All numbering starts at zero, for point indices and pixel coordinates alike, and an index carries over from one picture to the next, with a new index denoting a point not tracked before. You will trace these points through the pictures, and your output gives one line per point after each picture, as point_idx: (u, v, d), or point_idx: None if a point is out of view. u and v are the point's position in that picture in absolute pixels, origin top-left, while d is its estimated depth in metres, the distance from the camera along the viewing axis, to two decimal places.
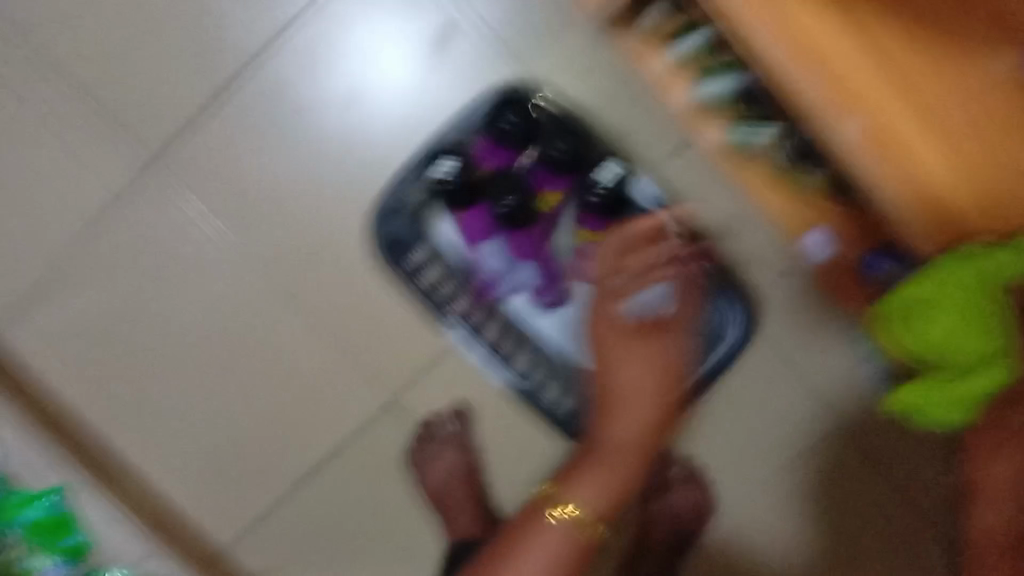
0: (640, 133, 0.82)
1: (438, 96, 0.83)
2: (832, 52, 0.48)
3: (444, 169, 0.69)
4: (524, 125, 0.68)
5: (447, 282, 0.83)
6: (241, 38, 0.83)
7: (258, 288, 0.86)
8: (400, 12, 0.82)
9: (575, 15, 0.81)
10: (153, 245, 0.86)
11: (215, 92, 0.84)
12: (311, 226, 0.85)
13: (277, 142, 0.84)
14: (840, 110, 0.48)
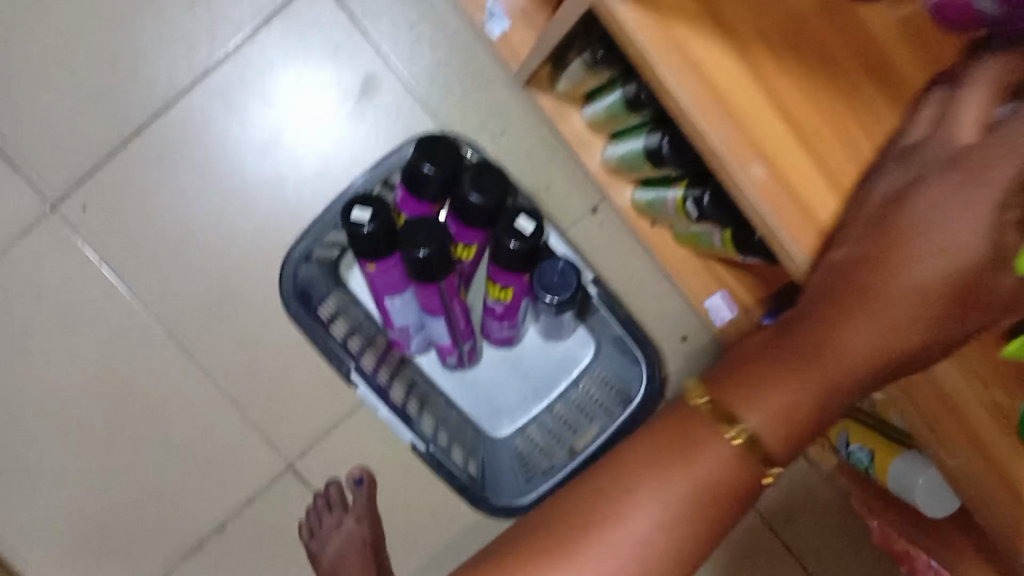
0: (553, 194, 0.86)
1: (359, 150, 0.84)
2: (752, 104, 0.42)
3: (359, 215, 0.67)
4: (443, 170, 0.67)
5: (355, 338, 0.78)
6: (155, 84, 0.82)
7: (161, 343, 0.84)
8: (321, 67, 0.82)
9: (495, 79, 0.84)
10: (50, 296, 0.82)
11: (125, 138, 0.82)
12: (221, 276, 0.84)
13: (189, 189, 0.83)
14: (748, 163, 0.42)
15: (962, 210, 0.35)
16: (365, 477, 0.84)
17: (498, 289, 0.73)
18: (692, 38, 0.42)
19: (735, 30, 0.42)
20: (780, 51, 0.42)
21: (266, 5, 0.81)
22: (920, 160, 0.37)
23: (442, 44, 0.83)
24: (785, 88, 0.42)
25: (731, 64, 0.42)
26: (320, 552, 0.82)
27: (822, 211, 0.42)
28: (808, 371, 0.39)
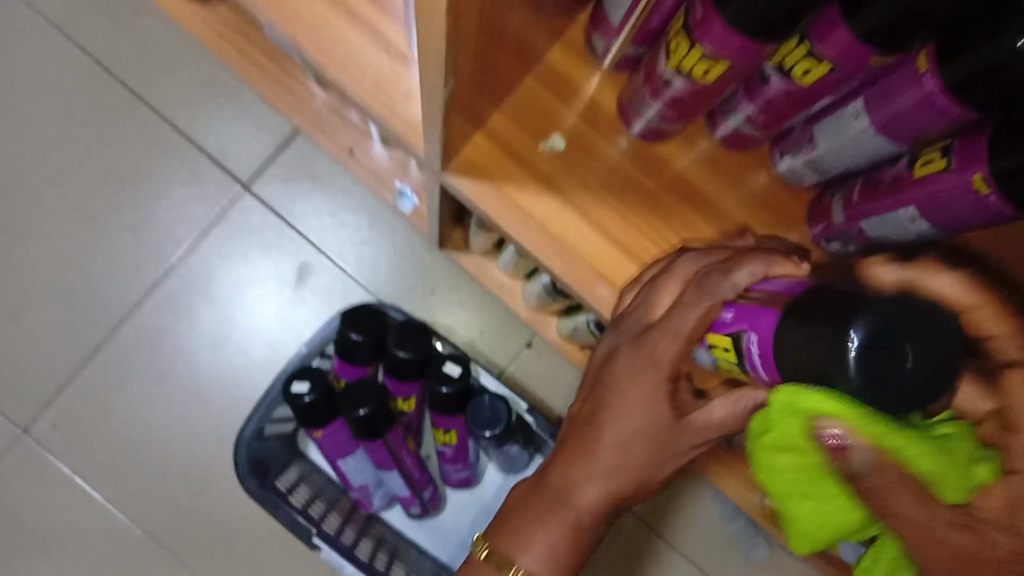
0: (489, 338, 0.93)
1: (303, 330, 0.91)
2: (582, 242, 0.50)
3: (298, 388, 0.73)
4: (370, 335, 0.74)
5: (318, 503, 0.83)
6: (110, 303, 0.90)
7: (140, 545, 0.88)
8: (258, 263, 0.91)
9: (417, 247, 0.93)
10: (30, 517, 0.87)
11: (87, 357, 0.89)
12: (190, 469, 0.89)
13: (152, 393, 0.89)
14: (592, 287, 0.50)
15: (642, 376, 0.45)
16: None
17: (442, 433, 0.79)
18: (523, 196, 0.50)
19: (557, 183, 0.50)
20: (599, 192, 0.50)
21: (202, 219, 0.91)
22: (615, 333, 0.48)
23: (365, 225, 0.92)
24: (605, 219, 0.50)
25: (559, 214, 0.50)
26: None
27: None
28: (550, 514, 0.48)
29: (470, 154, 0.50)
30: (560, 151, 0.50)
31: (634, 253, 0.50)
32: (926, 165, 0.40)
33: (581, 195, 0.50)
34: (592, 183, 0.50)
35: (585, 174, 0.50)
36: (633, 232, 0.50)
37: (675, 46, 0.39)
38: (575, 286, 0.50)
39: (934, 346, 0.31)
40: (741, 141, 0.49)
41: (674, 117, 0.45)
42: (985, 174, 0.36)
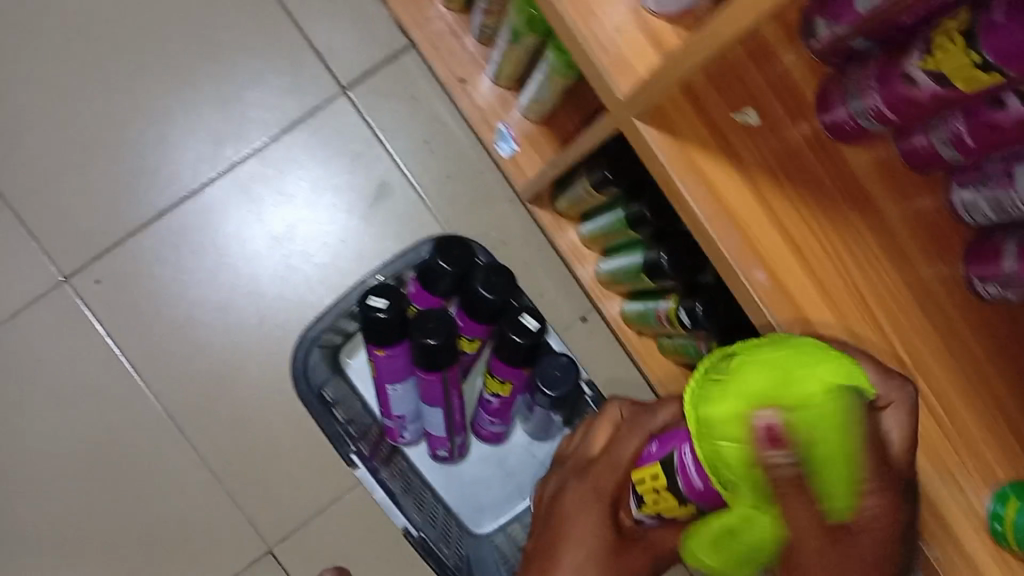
0: (547, 302, 0.92)
1: (367, 248, 0.89)
2: (751, 221, 0.49)
3: (375, 301, 0.72)
4: (458, 268, 0.73)
5: (352, 425, 0.82)
6: (181, 173, 0.87)
7: (154, 420, 0.86)
8: (339, 172, 0.89)
9: (499, 194, 0.91)
10: (49, 366, 0.85)
11: (146, 220, 0.86)
12: (222, 356, 0.87)
13: (202, 272, 0.87)
14: (751, 267, 0.49)
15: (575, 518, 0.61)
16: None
17: (497, 382, 0.78)
18: (706, 162, 0.49)
19: (742, 159, 0.49)
20: (780, 179, 0.50)
21: (293, 112, 0.88)
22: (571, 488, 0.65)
23: (452, 160, 0.91)
24: (777, 203, 0.49)
25: (735, 187, 0.49)
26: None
27: (796, 290, 0.49)
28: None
29: (666, 108, 0.49)
30: (752, 125, 0.49)
31: (798, 243, 0.49)
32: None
33: (760, 173, 0.49)
34: (773, 164, 0.50)
35: (769, 153, 0.50)
36: (801, 222, 0.50)
37: (942, 47, 0.39)
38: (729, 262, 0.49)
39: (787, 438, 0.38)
40: (920, 159, 0.50)
41: (892, 118, 0.45)
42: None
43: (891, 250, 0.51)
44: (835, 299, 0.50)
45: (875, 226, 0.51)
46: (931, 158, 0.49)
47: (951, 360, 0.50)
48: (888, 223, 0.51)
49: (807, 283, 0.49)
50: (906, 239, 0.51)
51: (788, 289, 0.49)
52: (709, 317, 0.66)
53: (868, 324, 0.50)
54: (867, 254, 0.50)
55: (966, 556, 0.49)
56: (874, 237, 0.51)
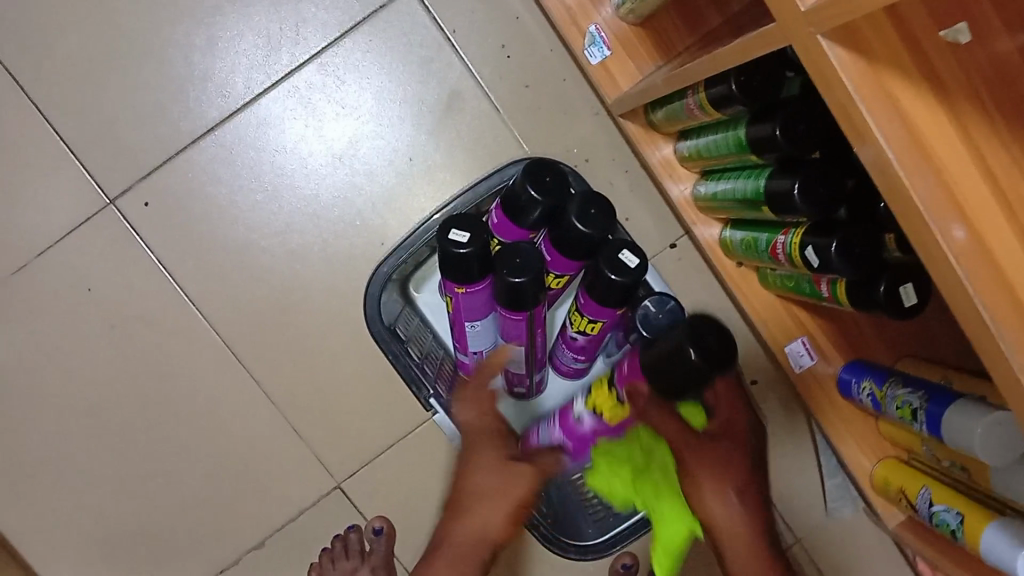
0: (634, 227, 0.84)
1: (438, 168, 0.80)
2: (948, 162, 0.39)
3: (457, 236, 0.63)
4: (549, 198, 0.64)
5: (426, 364, 0.76)
6: (232, 83, 0.78)
7: (214, 353, 0.81)
8: (405, 81, 0.79)
9: (583, 107, 0.81)
10: (100, 295, 0.79)
11: (197, 136, 0.78)
12: (284, 284, 0.80)
13: (258, 193, 0.79)
14: (947, 219, 0.39)
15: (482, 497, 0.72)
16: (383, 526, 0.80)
17: (586, 322, 0.71)
18: (904, 92, 0.39)
19: (948, 87, 0.39)
20: (986, 111, 0.40)
21: (355, 11, 0.78)
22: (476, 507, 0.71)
23: (532, 67, 0.80)
24: (982, 139, 0.39)
25: (933, 117, 0.39)
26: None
27: (1004, 249, 0.39)
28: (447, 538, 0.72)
29: (861, 22, 0.39)
30: (962, 44, 0.39)
31: (1005, 191, 0.39)
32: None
33: (965, 102, 0.39)
34: (978, 91, 0.40)
35: (973, 77, 0.40)
36: (1010, 164, 0.40)
37: None
38: (919, 211, 0.39)
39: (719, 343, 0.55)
40: None
41: None
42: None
43: None
44: None
45: None
46: None
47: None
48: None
49: (1014, 241, 0.39)
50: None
51: (992, 248, 0.39)
52: (843, 256, 0.58)
53: None
54: None
55: None
56: None
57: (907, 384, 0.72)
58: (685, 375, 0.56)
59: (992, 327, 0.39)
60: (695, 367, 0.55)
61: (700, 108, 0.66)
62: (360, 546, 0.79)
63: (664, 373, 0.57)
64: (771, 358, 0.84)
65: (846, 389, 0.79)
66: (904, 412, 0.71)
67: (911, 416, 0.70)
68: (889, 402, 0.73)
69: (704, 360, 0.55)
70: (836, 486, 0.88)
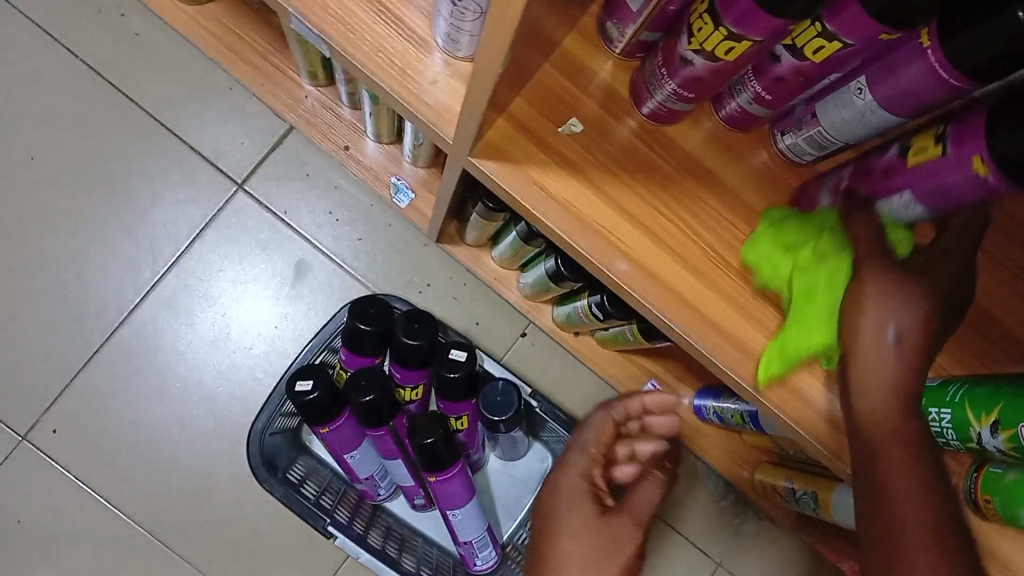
0: (485, 329, 0.95)
1: (302, 327, 0.92)
2: (596, 216, 0.52)
3: (302, 386, 0.74)
4: (378, 326, 0.76)
5: (327, 498, 0.83)
6: (107, 306, 0.89)
7: (145, 548, 0.88)
8: (256, 263, 0.92)
9: (412, 242, 0.94)
10: (30, 524, 0.87)
11: (86, 360, 0.89)
12: (192, 467, 0.89)
13: (150, 393, 0.89)
14: (608, 257, 0.52)
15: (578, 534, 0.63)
16: None
17: (453, 419, 0.81)
18: (548, 179, 0.52)
19: (575, 163, 0.53)
20: (614, 170, 0.53)
21: (197, 220, 0.91)
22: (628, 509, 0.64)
23: (360, 221, 0.94)
24: (618, 191, 0.53)
25: (575, 188, 0.53)
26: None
27: (659, 267, 0.52)
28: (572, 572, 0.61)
29: (495, 137, 0.53)
30: (578, 132, 0.53)
31: (652, 226, 0.53)
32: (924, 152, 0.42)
33: (596, 169, 0.53)
34: (597, 157, 0.53)
35: (590, 142, 0.53)
36: (651, 205, 0.53)
37: (700, 27, 0.42)
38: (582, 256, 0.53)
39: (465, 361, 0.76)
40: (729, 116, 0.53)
41: (689, 97, 0.49)
42: (984, 154, 0.39)
43: (735, 206, 0.54)
44: (696, 266, 0.53)
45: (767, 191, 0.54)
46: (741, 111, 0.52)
47: None
48: (744, 192, 0.54)
49: (665, 258, 0.53)
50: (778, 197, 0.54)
51: (665, 264, 0.53)
52: (615, 305, 0.70)
53: (738, 280, 0.53)
54: (722, 223, 0.54)
55: None
56: (739, 202, 0.54)
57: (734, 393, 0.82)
58: (463, 388, 0.77)
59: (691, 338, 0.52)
60: (459, 379, 0.76)
61: (484, 219, 0.79)
62: None
63: (454, 392, 0.78)
64: None
65: (700, 413, 0.89)
66: (738, 418, 0.81)
67: (742, 419, 0.80)
68: (726, 412, 0.83)
69: (466, 372, 0.76)
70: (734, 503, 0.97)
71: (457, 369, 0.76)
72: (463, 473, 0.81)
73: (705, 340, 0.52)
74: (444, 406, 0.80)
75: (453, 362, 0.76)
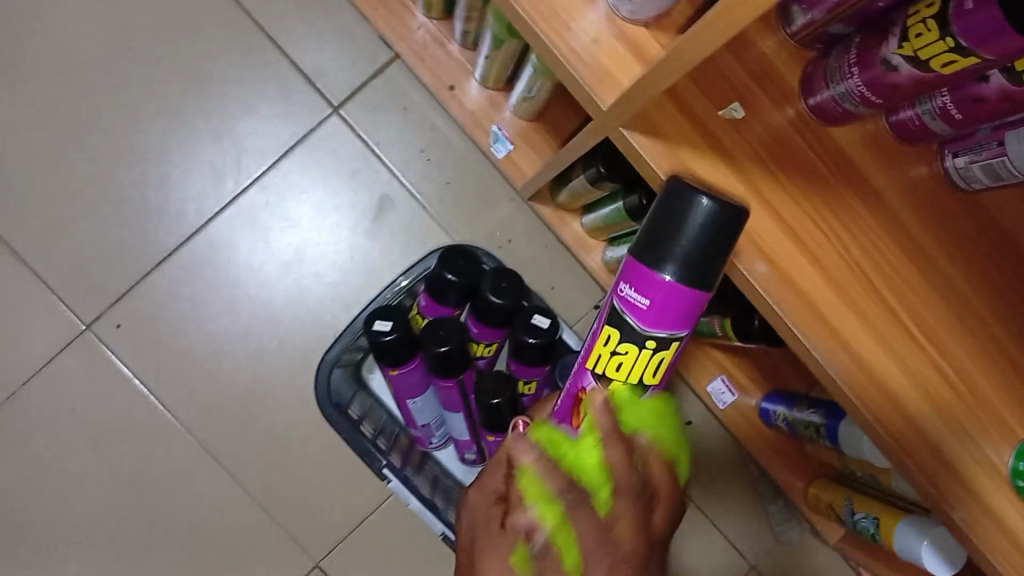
0: (559, 295, 0.93)
1: (376, 263, 0.90)
2: (744, 210, 0.50)
3: (381, 326, 0.73)
4: (464, 278, 0.74)
5: (381, 440, 0.84)
6: (186, 211, 0.88)
7: (191, 455, 0.88)
8: (340, 191, 0.89)
9: (500, 194, 0.92)
10: (82, 415, 0.87)
11: (159, 261, 0.88)
12: (249, 384, 0.88)
13: (217, 304, 0.88)
14: (749, 256, 0.50)
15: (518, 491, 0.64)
16: None
17: (523, 383, 0.79)
18: (701, 166, 0.50)
19: (732, 153, 0.50)
20: (769, 165, 0.50)
21: (288, 137, 0.89)
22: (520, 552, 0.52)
23: (450, 165, 0.91)
24: (768, 187, 0.50)
25: (726, 177, 0.50)
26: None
27: (798, 273, 0.50)
28: None
29: (652, 112, 0.50)
30: (739, 118, 0.50)
31: (795, 227, 0.50)
32: (617, 354, 0.50)
33: (749, 159, 0.50)
34: (754, 148, 0.50)
35: (749, 130, 0.50)
36: (798, 208, 0.51)
37: (920, 31, 0.39)
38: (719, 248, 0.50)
39: (546, 330, 0.74)
40: (902, 125, 0.50)
41: (877, 102, 0.45)
42: None
43: (886, 220, 0.51)
44: (835, 277, 0.51)
45: (920, 207, 0.52)
46: (915, 122, 0.49)
47: (940, 296, 0.51)
48: (899, 208, 0.52)
49: (805, 263, 0.50)
50: (931, 218, 0.52)
51: (804, 269, 0.50)
52: None
53: (877, 302, 0.51)
54: (869, 235, 0.51)
55: (992, 515, 0.50)
56: (892, 217, 0.52)
57: (811, 405, 0.80)
58: (540, 355, 0.75)
59: (817, 350, 0.50)
60: (537, 346, 0.74)
61: (588, 186, 0.76)
62: None
63: (529, 358, 0.76)
64: (700, 400, 0.93)
65: (767, 416, 0.88)
66: (812, 430, 0.79)
67: (817, 432, 0.78)
68: (800, 422, 0.81)
69: (546, 340, 0.74)
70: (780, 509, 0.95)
71: (539, 335, 0.74)
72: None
73: (830, 354, 0.50)
74: (515, 369, 0.78)
75: (536, 328, 0.74)
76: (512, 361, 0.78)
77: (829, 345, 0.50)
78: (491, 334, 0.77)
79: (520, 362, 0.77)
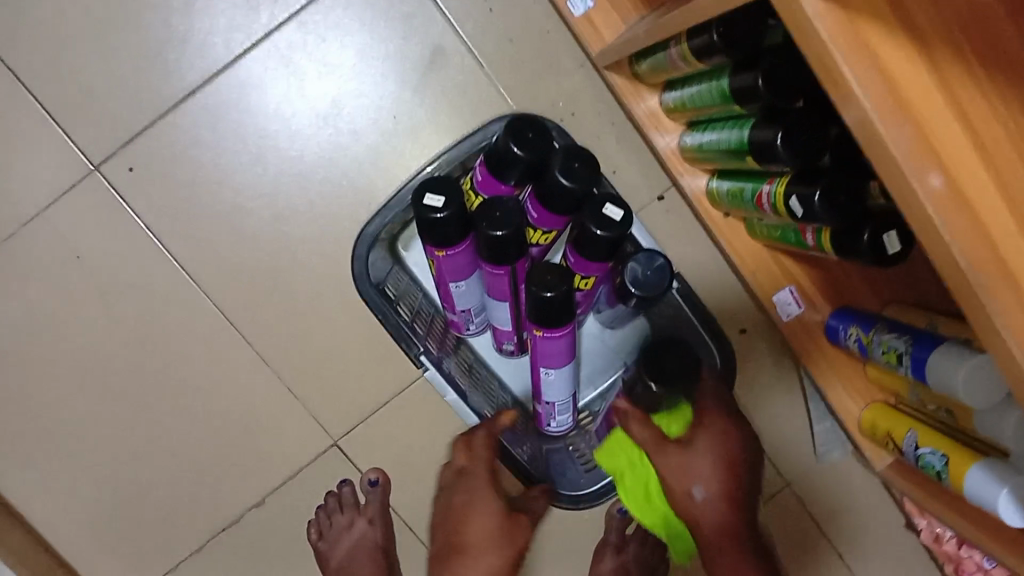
0: (621, 180, 0.83)
1: (421, 124, 0.80)
2: (923, 105, 0.39)
3: (432, 201, 0.64)
4: (533, 155, 0.64)
5: (420, 322, 0.78)
6: (211, 45, 0.77)
7: (207, 320, 0.81)
8: (386, 36, 0.78)
9: (567, 60, 0.80)
10: (90, 264, 0.80)
11: (179, 99, 0.78)
12: (272, 248, 0.80)
13: (243, 156, 0.79)
14: (921, 164, 0.39)
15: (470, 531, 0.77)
16: (379, 478, 0.83)
17: (580, 279, 0.71)
18: (880, 39, 0.39)
19: (924, 32, 0.39)
20: (965, 52, 0.39)
21: None
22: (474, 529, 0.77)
23: (515, 19, 0.79)
24: (958, 80, 0.39)
25: (908, 63, 0.39)
26: (331, 552, 0.82)
27: (977, 194, 0.39)
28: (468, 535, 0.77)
29: None
30: None
31: (983, 134, 0.39)
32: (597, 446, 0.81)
33: (943, 43, 0.39)
34: (951, 30, 0.39)
35: (947, 7, 0.39)
36: (992, 110, 0.39)
37: None
38: (883, 154, 0.40)
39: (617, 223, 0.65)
40: None
41: None
42: None
43: None
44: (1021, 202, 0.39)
45: None
46: None
47: None
48: None
49: (988, 182, 0.39)
50: None
51: (985, 190, 0.39)
52: (828, 207, 0.58)
53: None
54: None
55: None
56: None
57: (894, 330, 0.72)
58: (609, 250, 0.67)
59: (981, 290, 0.39)
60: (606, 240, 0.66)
61: (682, 59, 0.65)
62: (355, 499, 0.83)
63: (594, 251, 0.67)
64: (762, 309, 0.86)
65: (835, 335, 0.80)
66: (892, 358, 0.72)
67: (899, 361, 0.71)
68: (876, 347, 0.74)
69: (620, 233, 0.65)
70: (826, 432, 0.90)
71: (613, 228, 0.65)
72: (572, 335, 0.70)
73: (998, 298, 0.40)
74: (575, 261, 0.69)
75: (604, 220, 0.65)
76: (571, 252, 0.69)
77: (999, 288, 0.39)
78: (553, 220, 0.68)
79: (580, 256, 0.68)
